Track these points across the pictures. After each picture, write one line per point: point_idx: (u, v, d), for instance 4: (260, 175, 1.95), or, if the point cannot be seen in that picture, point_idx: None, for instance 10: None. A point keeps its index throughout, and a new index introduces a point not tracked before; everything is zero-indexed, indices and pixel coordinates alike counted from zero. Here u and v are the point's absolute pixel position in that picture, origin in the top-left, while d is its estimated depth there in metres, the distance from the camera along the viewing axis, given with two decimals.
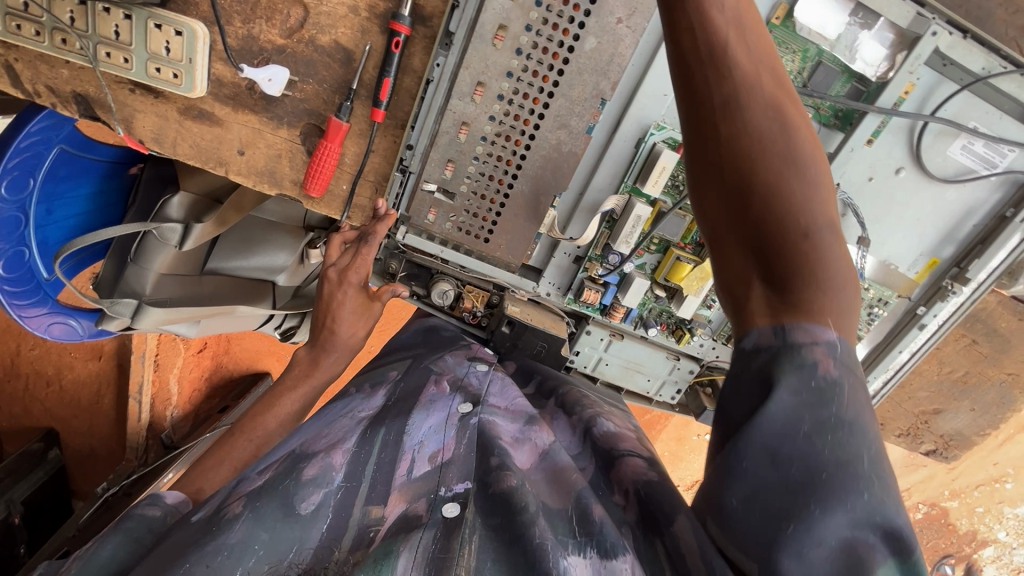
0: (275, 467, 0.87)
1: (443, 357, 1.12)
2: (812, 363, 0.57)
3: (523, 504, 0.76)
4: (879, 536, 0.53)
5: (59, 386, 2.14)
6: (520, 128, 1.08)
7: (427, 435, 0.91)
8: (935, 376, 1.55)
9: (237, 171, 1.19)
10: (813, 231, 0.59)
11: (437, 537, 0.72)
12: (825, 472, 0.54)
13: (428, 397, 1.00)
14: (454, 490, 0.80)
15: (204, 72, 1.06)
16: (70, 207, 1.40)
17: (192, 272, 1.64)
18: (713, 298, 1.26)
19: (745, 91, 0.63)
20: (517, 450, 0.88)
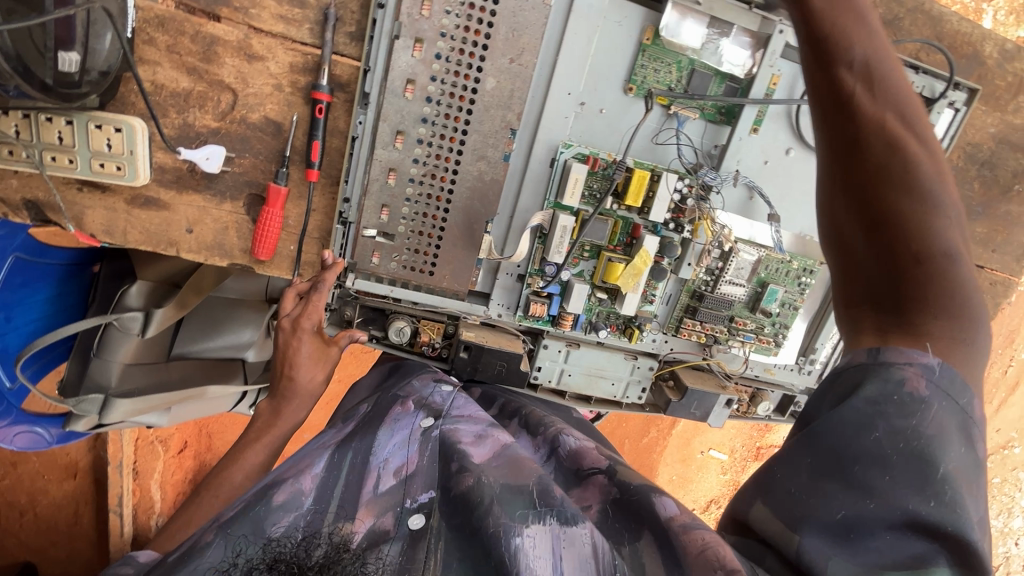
0: (242, 500, 0.89)
1: (409, 381, 1.19)
2: (902, 378, 0.65)
3: (480, 498, 0.85)
4: (937, 545, 0.59)
5: (34, 514, 2.05)
6: (443, 166, 1.19)
7: (391, 452, 0.99)
8: None
9: (188, 249, 1.26)
10: (928, 258, 0.68)
11: (403, 548, 0.81)
12: (893, 476, 0.61)
13: (393, 417, 1.08)
14: (418, 501, 0.89)
15: (146, 161, 1.16)
16: (29, 313, 1.44)
17: (157, 360, 1.66)
18: (653, 293, 1.34)
19: (880, 134, 0.74)
20: (477, 448, 0.97)
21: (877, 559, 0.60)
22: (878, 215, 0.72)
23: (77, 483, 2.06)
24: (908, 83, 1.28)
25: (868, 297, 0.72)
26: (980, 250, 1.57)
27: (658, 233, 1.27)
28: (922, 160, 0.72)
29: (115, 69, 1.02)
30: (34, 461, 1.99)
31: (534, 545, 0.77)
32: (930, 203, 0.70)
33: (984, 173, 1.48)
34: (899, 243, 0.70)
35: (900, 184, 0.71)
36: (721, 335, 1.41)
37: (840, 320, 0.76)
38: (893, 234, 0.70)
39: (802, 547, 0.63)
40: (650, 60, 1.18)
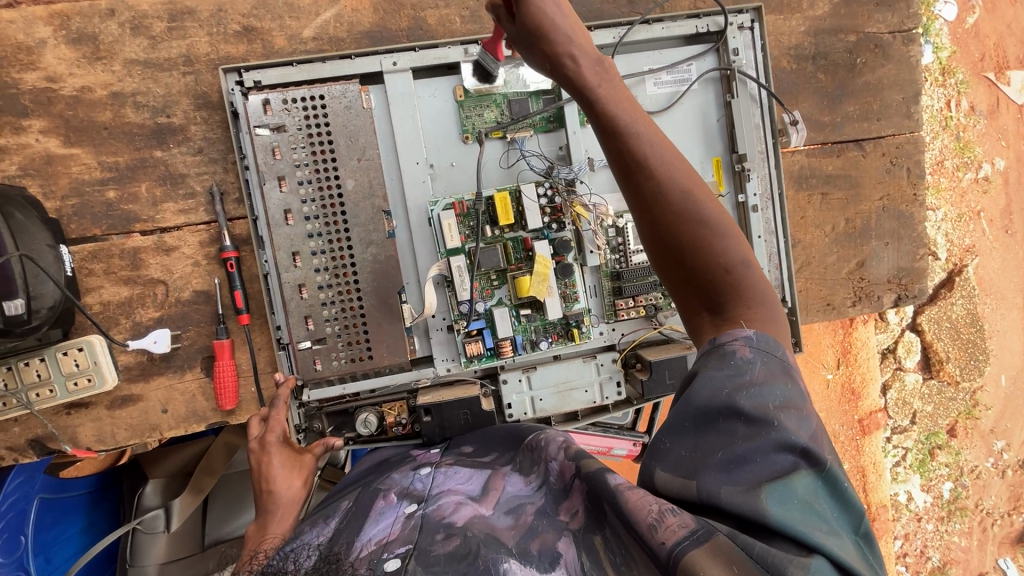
0: None
1: (389, 476, 1.08)
2: (733, 350, 0.81)
3: (466, 552, 0.76)
4: (795, 457, 0.72)
5: None
6: (342, 263, 1.35)
7: (375, 534, 0.86)
8: (826, 237, 1.61)
9: (169, 426, 1.42)
10: (732, 266, 0.87)
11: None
12: (745, 416, 0.75)
13: (377, 510, 0.94)
14: (396, 552, 0.78)
15: (110, 366, 1.35)
16: (66, 547, 1.58)
17: (193, 550, 1.72)
18: (573, 290, 1.40)
19: (666, 185, 0.89)
20: (457, 511, 0.88)
21: (753, 480, 0.70)
22: (685, 241, 0.87)
23: None
24: (694, 28, 1.44)
25: (700, 303, 0.89)
26: (866, 124, 1.61)
27: (547, 237, 1.37)
28: (697, 196, 0.89)
29: (61, 303, 1.27)
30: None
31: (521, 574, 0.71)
32: (712, 222, 0.88)
33: (821, 63, 1.57)
34: (706, 264, 0.87)
35: (694, 219, 0.88)
36: (659, 301, 1.44)
37: (687, 321, 0.92)
38: (703, 255, 0.87)
39: (700, 485, 0.73)
40: (471, 109, 1.38)
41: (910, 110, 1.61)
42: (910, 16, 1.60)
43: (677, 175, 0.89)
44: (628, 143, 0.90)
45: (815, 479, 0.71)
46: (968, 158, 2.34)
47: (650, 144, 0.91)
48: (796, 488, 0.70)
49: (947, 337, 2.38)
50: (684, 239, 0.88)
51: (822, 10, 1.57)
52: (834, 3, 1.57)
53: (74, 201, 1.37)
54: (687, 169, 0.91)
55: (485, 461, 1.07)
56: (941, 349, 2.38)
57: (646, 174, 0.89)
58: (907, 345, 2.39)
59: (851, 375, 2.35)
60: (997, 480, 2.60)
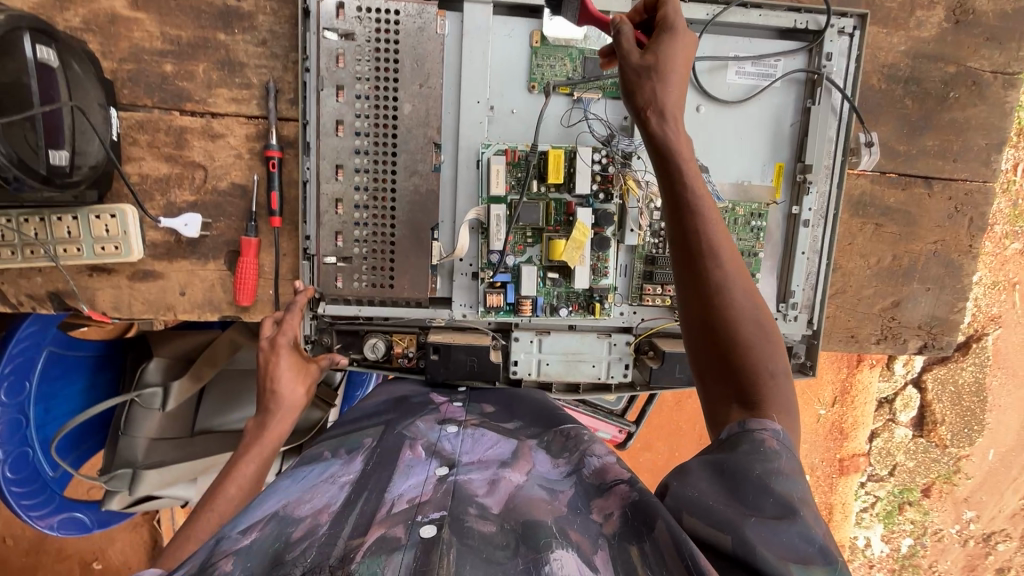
0: (258, 528, 0.81)
1: (414, 424, 1.14)
2: (762, 439, 0.79)
3: (505, 541, 0.80)
4: (818, 551, 0.70)
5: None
6: (383, 187, 1.34)
7: (407, 489, 0.91)
8: (868, 269, 1.57)
9: (184, 310, 1.43)
10: (773, 373, 0.87)
11: (417, 557, 0.74)
12: (773, 497, 0.73)
13: (406, 462, 1.00)
14: (430, 517, 0.83)
15: (138, 238, 1.36)
16: (65, 403, 1.63)
17: (182, 434, 1.77)
18: (605, 265, 1.38)
19: (731, 281, 0.91)
20: (493, 489, 0.92)
21: (778, 556, 0.68)
22: (736, 336, 0.88)
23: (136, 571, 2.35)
24: (792, 22, 1.36)
25: (731, 395, 0.87)
26: (940, 163, 1.54)
27: (591, 205, 1.34)
28: (755, 300, 0.91)
29: (102, 165, 1.27)
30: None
31: (562, 565, 0.74)
32: (763, 329, 0.89)
33: (912, 89, 1.50)
34: (749, 361, 0.87)
35: (749, 319, 0.90)
36: None
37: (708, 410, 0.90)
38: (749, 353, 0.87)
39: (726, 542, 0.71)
40: (544, 58, 1.33)
41: (990, 157, 1.54)
42: (1018, 59, 1.51)
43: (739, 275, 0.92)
44: (700, 231, 0.93)
45: None
46: (1020, 228, 2.23)
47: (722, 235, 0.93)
48: None
49: (948, 401, 2.35)
50: (735, 332, 0.88)
51: (928, 32, 1.48)
52: (943, 27, 1.48)
53: (131, 67, 1.35)
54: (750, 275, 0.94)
55: (507, 428, 1.14)
56: (939, 412, 2.37)
57: (712, 266, 0.92)
58: (906, 400, 2.37)
59: (843, 415, 2.41)
60: (956, 547, 2.59)
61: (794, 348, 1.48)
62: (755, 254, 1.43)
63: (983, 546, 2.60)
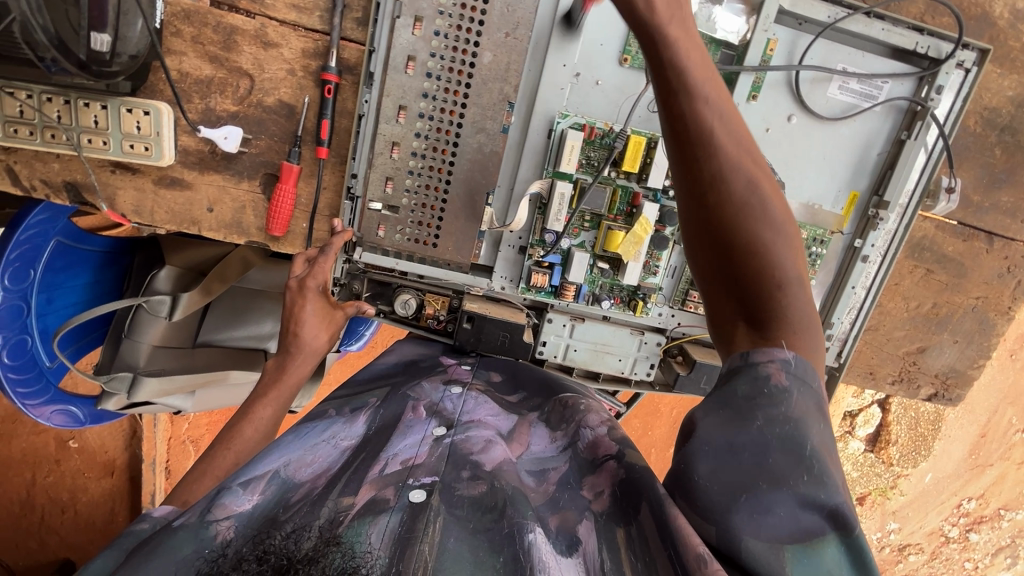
0: (264, 483, 0.79)
1: (419, 385, 1.09)
2: (768, 374, 0.68)
3: (495, 506, 0.76)
4: (823, 518, 0.63)
5: (68, 460, 2.24)
6: (444, 139, 1.24)
7: (402, 448, 0.87)
8: (906, 312, 1.56)
9: (209, 227, 1.35)
10: (786, 284, 0.73)
11: (402, 521, 0.71)
12: (773, 457, 0.64)
13: (406, 422, 0.95)
14: (421, 481, 0.78)
15: (171, 142, 1.25)
16: (68, 295, 1.56)
17: (184, 344, 1.74)
18: (656, 264, 1.34)
19: (731, 172, 0.76)
20: (489, 452, 0.87)
21: (778, 535, 0.63)
22: (737, 240, 0.74)
23: (111, 456, 2.28)
24: (912, 44, 1.26)
25: (738, 314, 0.75)
26: (1007, 221, 1.50)
27: (658, 201, 1.28)
28: (760, 191, 0.76)
29: (143, 55, 1.14)
30: (75, 460, 2.25)
31: (543, 545, 0.71)
32: (774, 226, 0.75)
33: (1006, 138, 1.43)
34: (756, 271, 0.73)
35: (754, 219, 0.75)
36: None
37: (712, 329, 0.78)
38: (755, 260, 0.73)
39: (724, 527, 0.64)
40: None
41: None
42: None
43: (743, 161, 0.77)
44: (696, 110, 0.77)
45: (842, 546, 0.63)
46: None
47: (720, 117, 0.78)
48: (818, 558, 0.62)
49: (905, 424, 2.42)
50: (739, 237, 0.75)
51: None
52: None
53: None
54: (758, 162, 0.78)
55: (509, 401, 1.08)
56: (895, 432, 2.42)
57: (707, 150, 0.77)
58: (868, 417, 2.40)
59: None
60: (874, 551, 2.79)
61: None
62: None
63: (897, 554, 2.81)
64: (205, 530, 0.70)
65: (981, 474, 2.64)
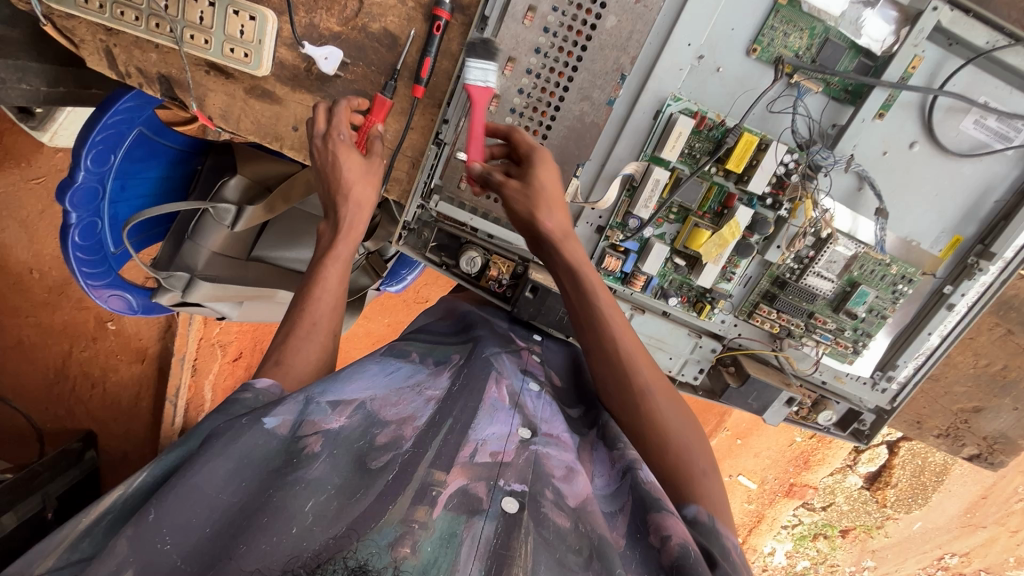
0: (349, 414, 0.79)
1: (501, 358, 1.04)
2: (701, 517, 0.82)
3: (584, 548, 0.68)
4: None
5: (104, 339, 2.32)
6: (547, 101, 1.18)
7: (491, 436, 0.81)
8: (971, 369, 1.50)
9: (291, 146, 1.33)
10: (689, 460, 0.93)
11: (498, 530, 0.66)
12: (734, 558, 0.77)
13: (492, 400, 0.89)
14: (512, 487, 0.72)
15: (270, 52, 1.22)
16: (140, 187, 1.58)
17: (238, 256, 1.76)
18: (733, 271, 1.29)
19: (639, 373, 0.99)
20: (570, 483, 0.78)
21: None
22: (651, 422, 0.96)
23: (144, 344, 2.34)
24: None
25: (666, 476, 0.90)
26: None
27: (752, 206, 1.23)
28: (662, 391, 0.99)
29: None
30: (110, 340, 2.32)
31: None
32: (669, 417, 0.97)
33: None
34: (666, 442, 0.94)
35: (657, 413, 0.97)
36: (796, 329, 1.35)
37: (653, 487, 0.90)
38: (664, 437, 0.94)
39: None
40: (782, 22, 1.13)
41: None
42: None
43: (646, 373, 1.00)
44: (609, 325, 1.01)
45: None
46: None
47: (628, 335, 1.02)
48: None
49: (909, 471, 2.35)
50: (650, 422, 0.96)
51: None
52: None
53: None
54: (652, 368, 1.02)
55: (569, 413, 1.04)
56: (896, 476, 2.35)
57: (623, 359, 1.00)
58: (873, 454, 2.33)
59: (814, 449, 2.33)
60: None
61: (862, 415, 1.44)
62: (884, 317, 1.33)
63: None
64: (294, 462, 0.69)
65: (971, 534, 2.58)
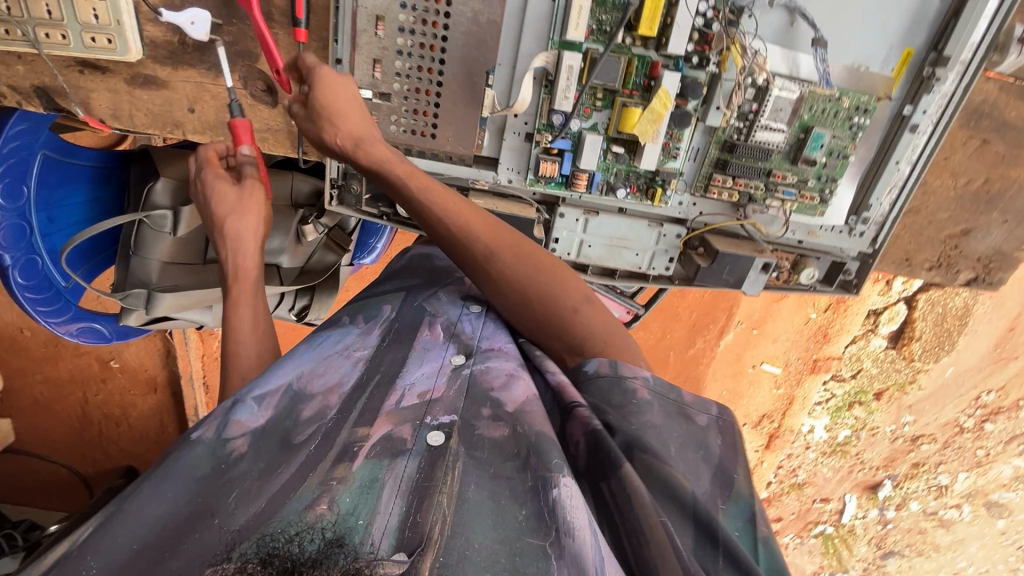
0: (274, 398, 0.79)
1: (437, 295, 1.08)
2: (631, 386, 0.84)
3: (514, 450, 0.76)
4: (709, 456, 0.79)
5: (114, 378, 2.31)
6: (434, 10, 1.09)
7: (419, 378, 0.89)
8: (952, 191, 1.43)
9: (193, 130, 1.26)
10: (580, 314, 0.99)
11: (421, 465, 0.73)
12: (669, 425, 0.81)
13: (423, 343, 0.97)
14: (439, 420, 0.80)
15: (135, 32, 1.13)
16: (70, 214, 1.53)
17: (195, 261, 1.70)
18: (676, 146, 1.22)
19: (503, 256, 1.01)
20: (510, 387, 0.86)
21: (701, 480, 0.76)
22: (532, 299, 1.00)
23: (153, 374, 2.34)
24: None
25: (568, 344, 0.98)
26: None
27: (679, 70, 1.14)
28: (532, 260, 1.02)
29: None
30: (120, 378, 2.31)
31: (570, 496, 0.69)
32: (549, 286, 1.01)
33: None
34: (554, 312, 1.00)
35: (535, 285, 1.01)
36: (756, 192, 1.29)
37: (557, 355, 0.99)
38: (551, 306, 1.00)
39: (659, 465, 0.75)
40: None
41: None
42: None
43: (509, 254, 1.01)
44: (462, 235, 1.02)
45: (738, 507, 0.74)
46: None
47: (483, 230, 1.02)
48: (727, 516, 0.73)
49: (931, 321, 2.19)
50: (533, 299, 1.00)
51: None
52: None
53: None
54: (521, 243, 1.03)
55: None
56: (918, 329, 2.21)
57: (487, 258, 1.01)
58: (891, 313, 2.19)
59: (830, 320, 2.23)
60: (885, 442, 2.55)
61: (846, 265, 1.39)
62: (846, 156, 1.27)
63: (909, 444, 2.58)
64: (223, 449, 0.71)
65: (1004, 366, 2.38)
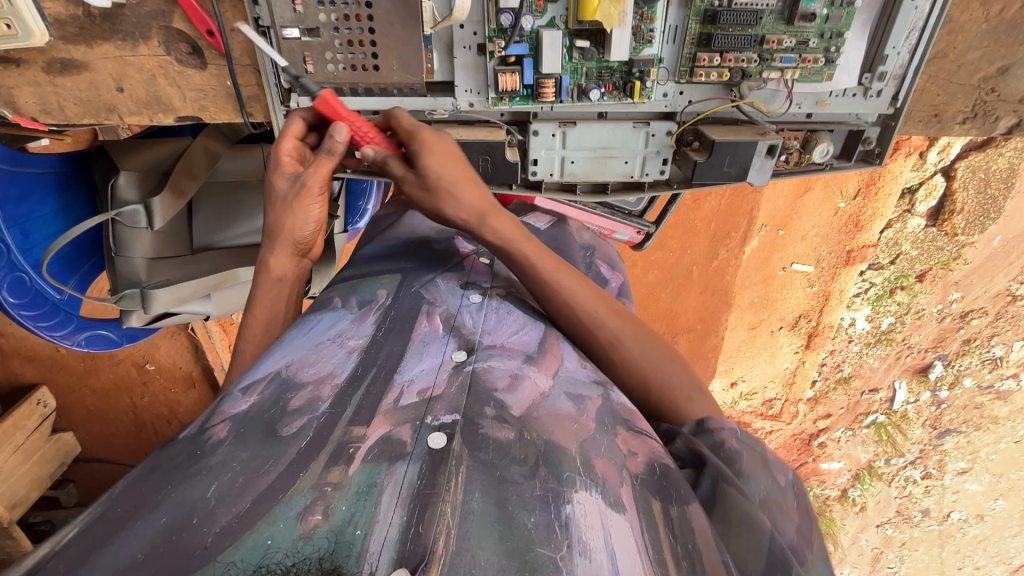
0: (259, 388, 0.68)
1: (435, 282, 0.90)
2: (722, 439, 0.74)
3: (522, 456, 0.59)
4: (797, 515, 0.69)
5: (154, 380, 2.35)
6: None
7: (419, 373, 0.72)
8: (981, 24, 1.22)
9: (129, 111, 1.18)
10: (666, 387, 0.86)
11: (420, 470, 0.56)
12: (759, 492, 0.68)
13: (422, 336, 0.79)
14: (440, 419, 0.63)
15: (33, 13, 1.02)
16: (42, 227, 1.50)
17: (181, 251, 1.68)
18: (649, 27, 1.08)
19: (579, 305, 0.87)
20: (517, 391, 0.69)
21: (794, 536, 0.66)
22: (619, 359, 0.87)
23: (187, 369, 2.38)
24: None
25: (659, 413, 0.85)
26: None
27: None
28: (611, 311, 0.89)
29: None
30: (159, 378, 2.36)
31: (585, 513, 0.54)
32: (631, 348, 0.87)
33: None
34: (639, 373, 0.86)
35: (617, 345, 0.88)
36: (750, 65, 1.13)
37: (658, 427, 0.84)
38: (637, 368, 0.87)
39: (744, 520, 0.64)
40: None
41: None
42: None
43: (585, 297, 0.88)
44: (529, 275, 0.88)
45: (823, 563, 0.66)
46: None
47: (551, 265, 0.89)
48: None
49: (973, 188, 1.98)
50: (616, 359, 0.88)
51: None
52: None
53: None
54: (591, 285, 0.90)
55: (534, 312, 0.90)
56: (961, 200, 2.01)
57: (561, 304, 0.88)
58: (929, 188, 2.00)
59: (862, 207, 2.07)
60: (933, 323, 2.38)
61: (864, 133, 1.23)
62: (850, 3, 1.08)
63: (958, 321, 2.39)
64: (201, 435, 0.63)
65: None
